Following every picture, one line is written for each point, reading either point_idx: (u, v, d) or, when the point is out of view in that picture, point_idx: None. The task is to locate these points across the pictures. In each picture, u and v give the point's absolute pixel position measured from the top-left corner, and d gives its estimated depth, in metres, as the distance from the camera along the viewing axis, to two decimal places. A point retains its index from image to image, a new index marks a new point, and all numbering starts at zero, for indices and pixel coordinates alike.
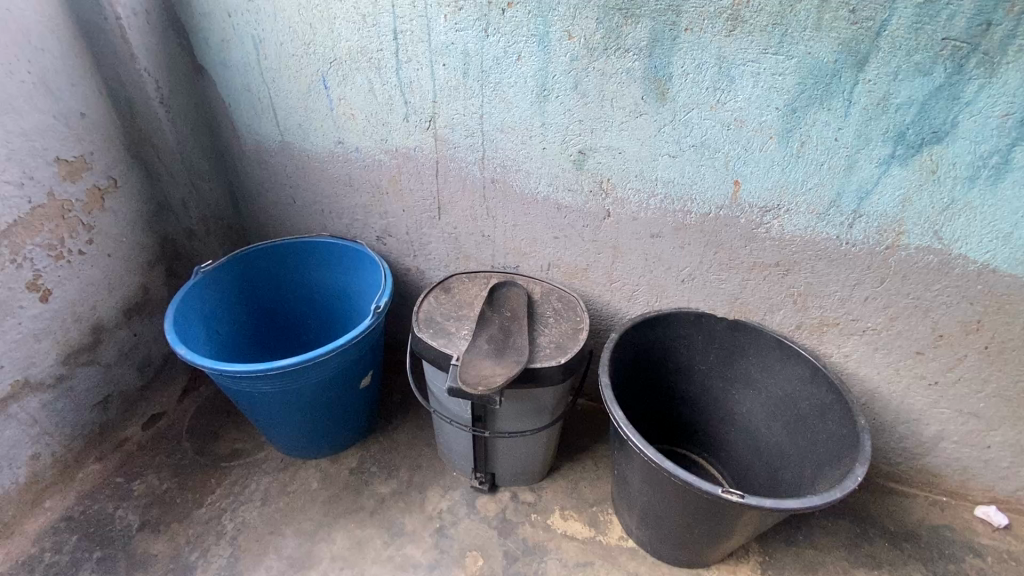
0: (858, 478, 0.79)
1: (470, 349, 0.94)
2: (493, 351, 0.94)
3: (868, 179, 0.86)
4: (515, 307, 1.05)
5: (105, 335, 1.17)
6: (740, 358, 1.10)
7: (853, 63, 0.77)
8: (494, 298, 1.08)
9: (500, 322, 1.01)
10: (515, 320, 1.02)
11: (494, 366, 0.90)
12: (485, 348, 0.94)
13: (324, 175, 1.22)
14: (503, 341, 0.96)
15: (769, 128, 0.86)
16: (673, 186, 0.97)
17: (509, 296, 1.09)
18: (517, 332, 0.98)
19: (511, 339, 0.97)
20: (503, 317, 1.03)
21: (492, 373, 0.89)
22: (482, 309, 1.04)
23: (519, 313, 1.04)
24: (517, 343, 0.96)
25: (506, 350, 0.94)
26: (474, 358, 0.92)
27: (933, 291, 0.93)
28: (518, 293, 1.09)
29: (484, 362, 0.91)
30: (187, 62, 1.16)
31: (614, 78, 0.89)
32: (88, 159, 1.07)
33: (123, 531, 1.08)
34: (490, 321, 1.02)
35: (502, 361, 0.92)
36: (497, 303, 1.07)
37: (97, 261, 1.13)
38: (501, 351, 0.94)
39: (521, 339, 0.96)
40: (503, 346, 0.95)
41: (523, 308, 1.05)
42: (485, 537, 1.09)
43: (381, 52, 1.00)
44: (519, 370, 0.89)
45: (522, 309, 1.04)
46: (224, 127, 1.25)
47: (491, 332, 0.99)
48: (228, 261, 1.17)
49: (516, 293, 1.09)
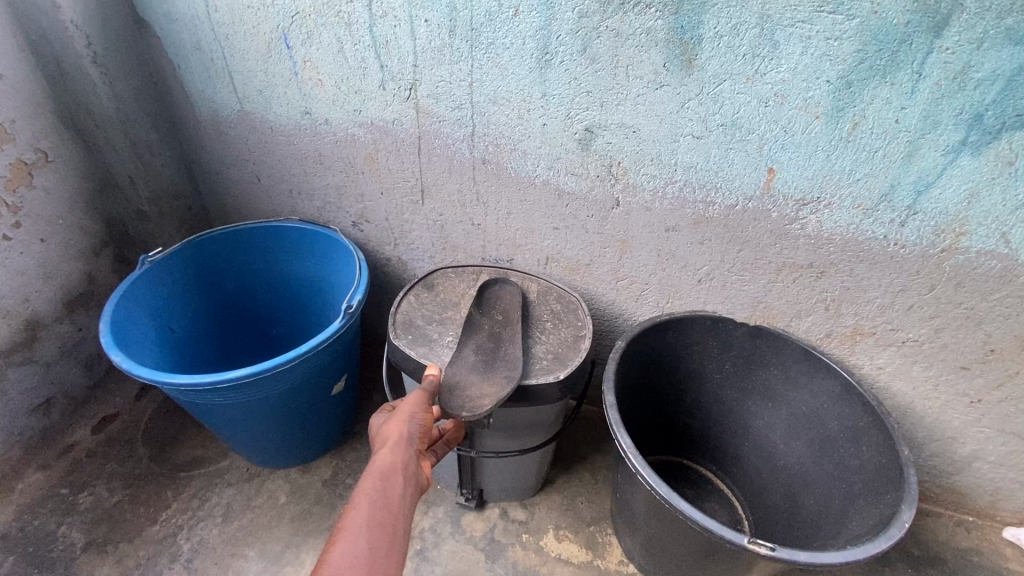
0: (905, 525, 0.67)
1: (453, 362, 0.81)
2: (481, 365, 0.81)
3: (931, 170, 0.72)
4: (509, 308, 0.92)
5: (42, 331, 1.03)
6: (760, 368, 0.98)
7: (931, 26, 0.62)
8: (485, 298, 0.94)
9: (489, 328, 0.88)
10: (507, 325, 0.89)
11: (481, 382, 0.78)
12: (472, 360, 0.82)
13: (289, 150, 1.07)
14: (493, 352, 0.84)
15: (817, 105, 0.71)
16: (696, 173, 0.83)
17: (505, 294, 0.95)
18: (508, 342, 0.85)
19: (501, 349, 0.84)
20: (495, 321, 0.90)
21: (479, 393, 0.76)
22: (470, 312, 0.90)
23: (512, 316, 0.90)
24: (508, 354, 0.83)
25: (497, 363, 0.81)
26: (460, 372, 0.80)
27: (990, 302, 0.81)
28: (514, 290, 0.95)
29: (471, 377, 0.79)
30: (125, 14, 0.99)
31: (631, 41, 0.73)
32: (10, 128, 0.92)
33: (66, 552, 0.96)
34: (478, 326, 0.89)
35: (491, 378, 0.79)
36: (487, 303, 0.93)
37: (28, 247, 0.98)
38: (490, 365, 0.81)
39: (513, 349, 0.83)
40: (491, 359, 0.82)
41: (518, 310, 0.91)
42: (470, 561, 0.99)
43: (351, 5, 0.84)
44: (510, 390, 0.76)
45: (517, 311, 0.90)
46: (174, 92, 1.08)
47: (478, 339, 0.86)
48: (181, 248, 1.02)
49: (511, 290, 0.95)
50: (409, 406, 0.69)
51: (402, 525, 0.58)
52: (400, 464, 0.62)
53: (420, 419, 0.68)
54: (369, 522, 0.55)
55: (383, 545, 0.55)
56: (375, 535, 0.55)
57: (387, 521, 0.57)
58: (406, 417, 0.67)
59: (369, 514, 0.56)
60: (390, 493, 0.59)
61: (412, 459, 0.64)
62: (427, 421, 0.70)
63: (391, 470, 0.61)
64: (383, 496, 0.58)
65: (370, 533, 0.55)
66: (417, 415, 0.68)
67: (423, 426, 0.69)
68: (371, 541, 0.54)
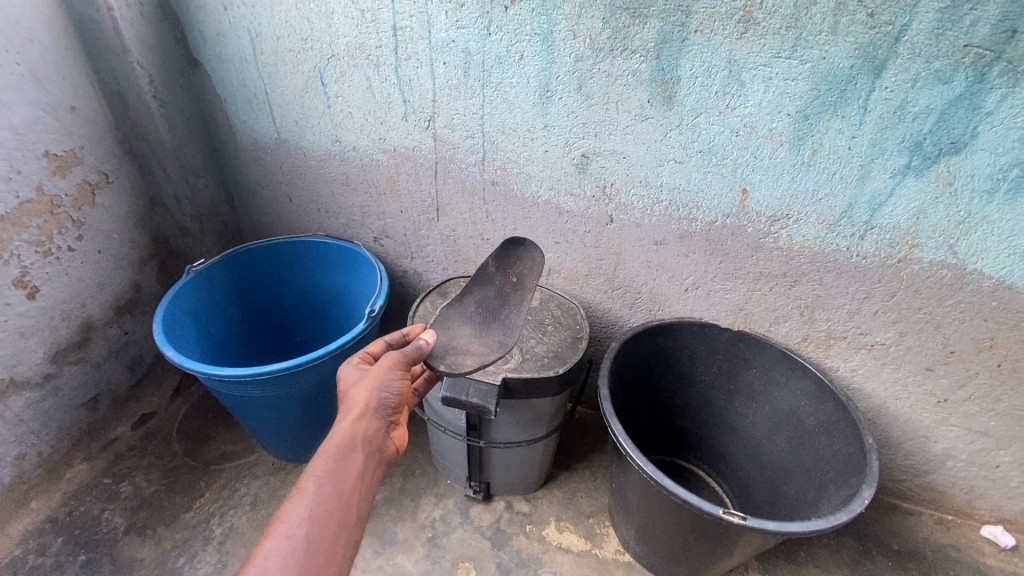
0: (865, 501, 0.76)
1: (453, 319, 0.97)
2: (478, 321, 0.98)
3: (883, 189, 0.82)
4: (525, 274, 0.99)
5: (94, 333, 1.15)
6: (745, 370, 1.07)
7: (871, 69, 0.74)
8: (505, 258, 1.01)
9: (499, 286, 1.01)
10: (518, 290, 0.98)
11: (473, 340, 0.94)
12: (472, 314, 0.99)
13: (320, 173, 1.20)
14: (493, 314, 0.99)
15: (780, 134, 0.83)
16: (679, 193, 0.94)
17: (525, 261, 0.99)
18: (511, 304, 0.99)
19: (502, 312, 0.98)
20: (507, 282, 1.00)
21: (468, 346, 0.93)
22: (487, 266, 1.01)
23: (524, 283, 0.98)
24: (505, 321, 0.97)
25: (494, 326, 0.97)
26: (456, 328, 0.96)
27: (945, 307, 0.90)
28: (533, 261, 0.97)
29: (464, 330, 0.96)
30: (181, 56, 1.13)
31: (620, 80, 0.86)
32: (79, 152, 1.05)
33: (109, 534, 1.06)
34: (490, 281, 1.01)
35: (483, 338, 0.95)
36: (507, 261, 1.01)
37: (87, 257, 1.10)
38: (487, 326, 0.97)
39: (514, 316, 0.96)
40: (488, 321, 0.98)
41: (530, 277, 0.98)
42: (478, 548, 1.07)
43: (380, 49, 0.97)
44: (494, 352, 0.91)
45: (531, 279, 0.97)
46: (219, 122, 1.22)
47: (485, 299, 1.01)
48: (222, 260, 1.14)
49: (533, 261, 0.98)
50: (376, 376, 0.71)
51: (351, 507, 0.60)
52: (357, 441, 0.65)
53: (388, 392, 0.71)
54: (316, 502, 0.58)
55: (327, 530, 0.57)
56: (319, 519, 0.57)
57: (335, 503, 0.59)
58: (374, 388, 0.70)
59: (316, 496, 0.59)
60: (341, 472, 0.62)
61: (371, 433, 0.67)
62: (396, 392, 0.73)
63: (345, 448, 0.64)
64: (335, 475, 0.61)
65: (314, 518, 0.57)
66: (384, 387, 0.71)
67: (389, 397, 0.71)
68: (312, 526, 0.56)
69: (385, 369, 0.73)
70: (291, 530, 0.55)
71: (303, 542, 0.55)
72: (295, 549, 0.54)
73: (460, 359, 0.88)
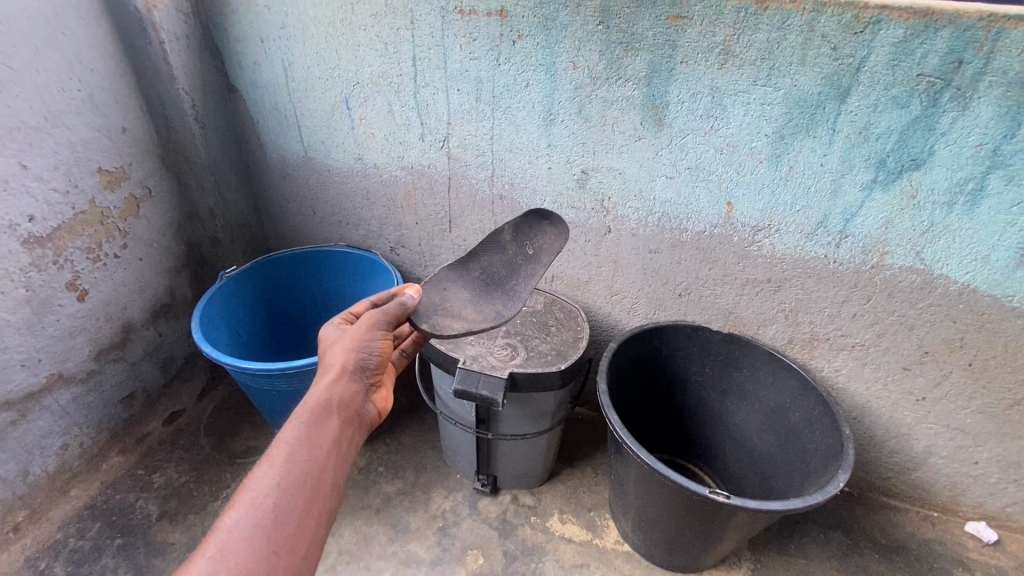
0: (840, 483, 0.85)
1: (451, 280, 0.99)
2: (478, 288, 1.00)
3: (854, 202, 0.91)
4: (542, 248, 1.02)
5: (133, 334, 1.24)
6: (735, 370, 1.14)
7: (837, 95, 0.84)
8: (522, 226, 1.04)
9: (511, 255, 1.03)
10: (533, 263, 1.01)
11: (471, 307, 0.96)
12: (473, 281, 1.00)
13: (342, 188, 1.30)
14: (496, 283, 1.01)
15: (759, 152, 0.92)
16: (671, 206, 1.03)
17: (544, 232, 1.03)
18: (518, 277, 1.01)
19: (507, 283, 1.01)
20: (521, 253, 1.03)
21: (462, 311, 0.95)
22: (502, 233, 1.04)
23: (542, 258, 1.02)
24: (507, 292, 0.99)
25: (495, 296, 0.99)
26: (453, 291, 0.98)
27: (917, 309, 0.98)
28: (554, 235, 1.02)
29: (460, 295, 0.98)
30: (221, 83, 1.25)
31: (615, 105, 0.96)
32: (127, 169, 1.16)
33: (143, 520, 1.14)
34: (504, 249, 1.04)
35: (481, 306, 0.97)
36: (526, 232, 1.04)
37: (130, 264, 1.20)
38: (487, 295, 0.99)
39: (516, 288, 0.99)
40: (489, 290, 1.00)
41: (547, 252, 1.01)
42: (485, 537, 1.14)
43: (401, 77, 1.08)
44: (491, 320, 0.94)
45: (548, 255, 1.01)
46: (251, 141, 1.33)
47: (491, 266, 1.03)
48: (253, 267, 1.25)
49: (552, 237, 1.02)
50: (348, 340, 0.75)
51: (320, 472, 0.61)
52: (327, 403, 0.68)
53: (360, 353, 0.74)
54: (283, 468, 0.59)
55: (295, 496, 0.58)
56: (286, 486, 0.58)
57: (303, 469, 0.60)
58: (345, 350, 0.74)
59: (285, 461, 0.60)
60: (311, 437, 0.63)
61: (342, 395, 0.70)
62: (372, 353, 0.76)
63: (315, 411, 0.66)
64: (308, 440, 0.63)
65: (280, 485, 0.58)
66: (354, 350, 0.74)
67: (362, 358, 0.74)
68: (279, 493, 0.57)
69: (356, 333, 0.76)
70: (258, 499, 0.56)
71: (272, 512, 0.56)
72: (263, 518, 0.55)
73: (447, 324, 0.91)
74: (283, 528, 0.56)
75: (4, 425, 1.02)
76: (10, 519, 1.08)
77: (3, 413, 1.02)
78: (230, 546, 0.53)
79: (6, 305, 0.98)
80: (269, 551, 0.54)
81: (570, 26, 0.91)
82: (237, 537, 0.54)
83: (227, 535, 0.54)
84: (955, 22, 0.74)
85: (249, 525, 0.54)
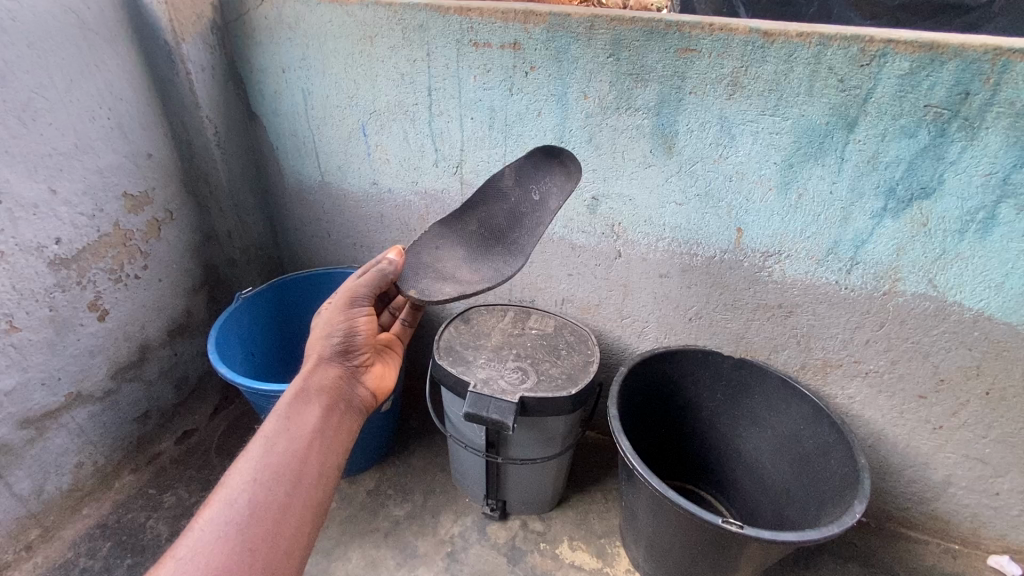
0: (856, 514, 0.84)
1: (446, 240, 1.01)
2: (477, 247, 1.00)
3: (863, 230, 0.92)
4: (548, 191, 0.98)
5: (150, 353, 1.26)
6: (748, 396, 1.13)
7: (845, 125, 0.85)
8: (527, 171, 1.00)
9: (515, 204, 0.99)
10: (538, 209, 0.96)
11: (463, 267, 0.97)
12: (475, 240, 1.00)
13: (356, 212, 1.33)
14: (497, 236, 0.99)
15: (769, 180, 0.93)
16: (681, 231, 1.04)
17: (550, 174, 0.99)
18: (521, 228, 0.98)
19: (507, 236, 0.98)
20: (527, 199, 0.99)
21: (459, 272, 0.96)
22: (505, 179, 1.01)
23: (548, 203, 0.96)
24: (507, 246, 0.98)
25: (494, 251, 0.98)
26: (447, 251, 0.99)
27: (932, 336, 0.97)
28: (561, 179, 0.98)
29: (455, 253, 0.99)
30: (242, 110, 1.30)
31: (625, 133, 0.98)
32: (150, 194, 1.20)
33: (153, 540, 1.14)
34: (508, 197, 1.00)
35: (477, 263, 0.97)
36: (531, 176, 0.99)
37: (150, 285, 1.23)
38: (487, 252, 0.99)
39: (518, 241, 0.96)
40: (490, 245, 0.99)
41: (552, 199, 0.97)
42: (494, 563, 1.13)
43: (416, 106, 1.12)
44: (487, 274, 0.94)
45: (555, 199, 0.96)
46: (269, 166, 1.37)
47: (492, 220, 1.01)
48: (267, 288, 1.28)
49: (557, 180, 0.98)
50: (323, 326, 0.82)
51: (294, 461, 0.66)
52: (306, 387, 0.76)
53: (336, 335, 0.82)
54: (259, 460, 0.65)
55: (269, 488, 0.63)
56: (261, 478, 0.63)
57: (276, 461, 0.65)
58: (322, 337, 0.82)
59: (264, 450, 0.66)
60: (290, 427, 0.70)
61: (319, 379, 0.78)
62: (348, 332, 0.83)
63: (295, 396, 0.74)
64: (287, 426, 0.70)
65: (255, 478, 0.63)
66: (330, 335, 0.82)
67: (339, 341, 0.82)
68: (254, 486, 0.62)
69: (333, 317, 0.83)
70: (232, 497, 0.61)
71: (246, 508, 0.60)
72: (238, 515, 0.60)
73: (435, 289, 0.91)
74: (259, 516, 0.60)
75: (22, 443, 1.04)
76: (22, 537, 1.09)
77: (22, 431, 1.03)
78: (201, 546, 0.57)
79: (30, 324, 1.00)
80: (245, 546, 0.58)
81: (581, 58, 0.94)
82: (213, 529, 0.58)
83: (200, 535, 0.58)
84: (961, 55, 0.75)
85: (224, 519, 0.59)
